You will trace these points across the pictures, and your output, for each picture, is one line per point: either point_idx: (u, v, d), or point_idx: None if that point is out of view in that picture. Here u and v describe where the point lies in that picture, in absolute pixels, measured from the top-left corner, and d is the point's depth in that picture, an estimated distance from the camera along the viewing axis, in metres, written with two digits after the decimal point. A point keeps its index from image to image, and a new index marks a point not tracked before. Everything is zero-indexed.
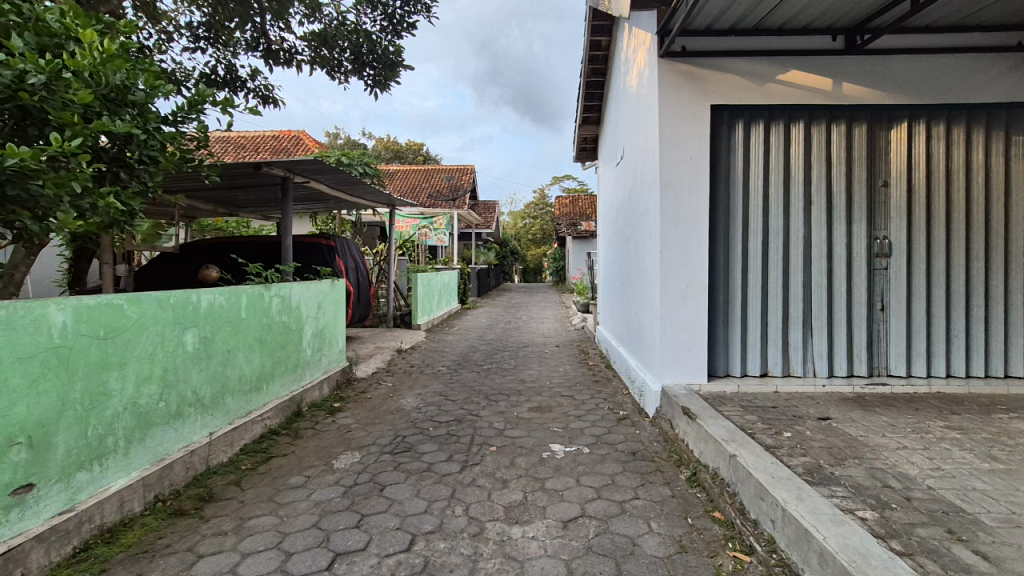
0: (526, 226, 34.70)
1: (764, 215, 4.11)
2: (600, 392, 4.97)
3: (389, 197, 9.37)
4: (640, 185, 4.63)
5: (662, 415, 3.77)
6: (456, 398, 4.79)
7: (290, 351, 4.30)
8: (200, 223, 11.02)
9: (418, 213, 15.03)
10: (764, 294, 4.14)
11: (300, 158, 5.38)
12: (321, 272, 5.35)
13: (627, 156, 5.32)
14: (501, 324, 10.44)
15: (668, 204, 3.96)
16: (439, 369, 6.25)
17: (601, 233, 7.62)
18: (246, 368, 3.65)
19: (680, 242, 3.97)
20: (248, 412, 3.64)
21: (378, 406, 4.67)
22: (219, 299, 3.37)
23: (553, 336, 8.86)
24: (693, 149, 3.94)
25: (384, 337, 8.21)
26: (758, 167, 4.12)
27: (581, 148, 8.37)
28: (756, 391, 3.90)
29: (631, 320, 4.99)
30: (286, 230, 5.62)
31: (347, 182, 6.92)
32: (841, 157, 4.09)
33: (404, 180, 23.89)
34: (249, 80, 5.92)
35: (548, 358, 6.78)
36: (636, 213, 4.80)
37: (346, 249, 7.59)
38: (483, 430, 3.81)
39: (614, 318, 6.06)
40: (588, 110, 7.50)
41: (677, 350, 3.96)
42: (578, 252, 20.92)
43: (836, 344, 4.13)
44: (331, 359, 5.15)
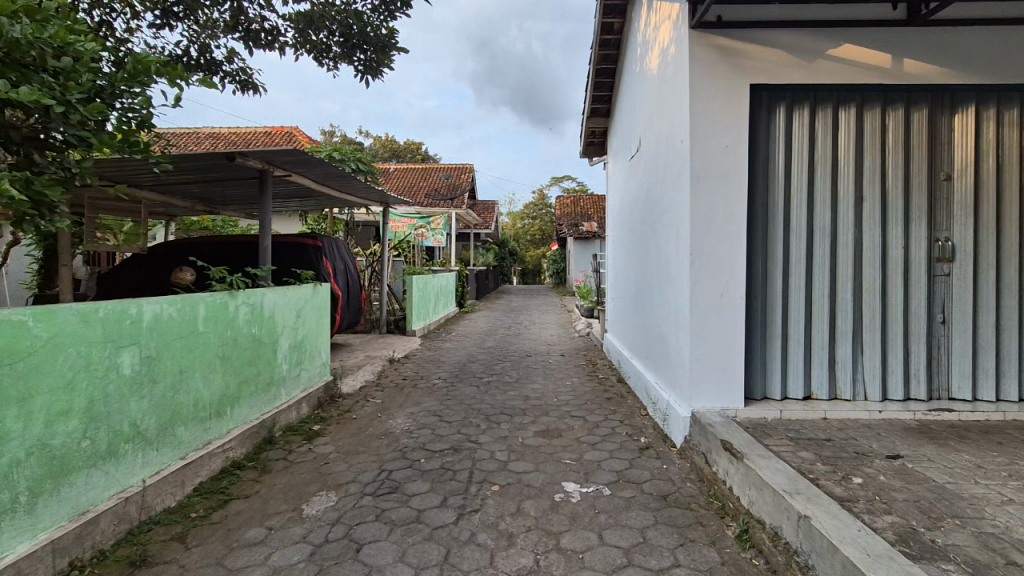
0: (525, 227, 34.17)
1: (808, 212, 3.60)
2: (614, 412, 4.41)
3: (382, 195, 8.80)
4: (662, 179, 4.11)
5: (694, 447, 3.22)
6: (452, 419, 4.24)
7: (261, 367, 3.76)
8: (183, 221, 10.46)
9: (415, 212, 14.49)
10: (808, 304, 3.63)
11: (277, 147, 4.77)
12: (301, 275, 4.78)
13: (644, 148, 4.80)
14: (501, 330, 9.89)
15: (702, 199, 3.42)
16: (434, 382, 5.69)
17: (611, 235, 7.10)
18: (205, 389, 3.10)
19: (714, 243, 3.43)
20: (207, 444, 3.08)
21: (363, 429, 4.10)
22: (171, 309, 2.82)
23: (556, 343, 8.32)
24: (731, 135, 3.42)
25: (376, 345, 7.64)
26: (801, 158, 3.62)
27: (588, 142, 7.83)
28: (803, 419, 3.35)
29: (650, 332, 4.46)
30: (264, 228, 5.06)
31: (333, 177, 6.32)
32: (897, 146, 3.59)
33: (401, 179, 23.35)
34: (225, 63, 5.36)
35: (554, 369, 6.23)
36: (657, 211, 4.28)
37: (335, 250, 7.04)
38: (483, 464, 3.26)
39: (627, 329, 5.55)
40: (597, 101, 6.97)
41: (710, 369, 3.43)
42: (580, 254, 20.39)
43: (891, 363, 3.60)
44: (313, 374, 4.61)
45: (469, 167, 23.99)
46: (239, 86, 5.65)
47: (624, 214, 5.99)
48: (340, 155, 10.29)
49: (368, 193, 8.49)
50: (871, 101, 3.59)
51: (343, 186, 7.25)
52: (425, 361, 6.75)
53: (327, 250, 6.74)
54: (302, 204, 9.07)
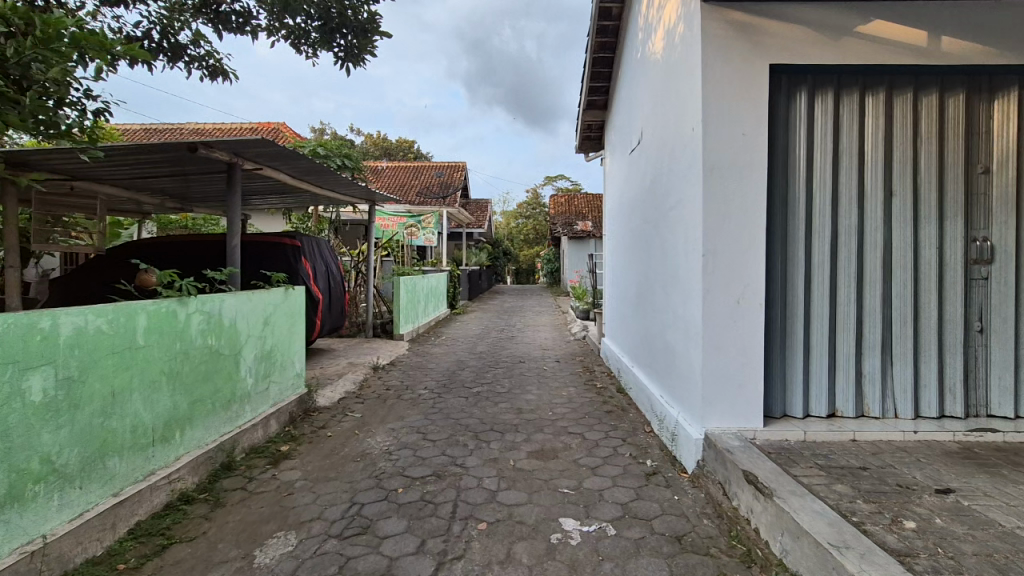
0: (519, 226, 33.76)
1: (832, 209, 3.22)
2: (616, 428, 4.01)
3: (367, 191, 8.37)
4: (668, 172, 3.72)
5: (710, 475, 2.83)
6: (437, 438, 3.82)
7: (220, 382, 3.34)
8: (160, 219, 9.99)
9: (405, 210, 14.05)
10: (832, 311, 3.25)
11: (244, 137, 4.32)
12: (271, 277, 4.36)
13: (647, 140, 4.42)
14: (494, 334, 9.47)
15: (716, 194, 3.04)
16: (419, 392, 5.27)
17: (608, 234, 6.71)
18: (146, 412, 2.68)
19: (729, 243, 3.04)
20: (147, 476, 2.66)
21: (337, 450, 3.69)
22: (98, 322, 2.39)
23: (551, 347, 7.92)
24: (748, 121, 3.03)
25: (360, 351, 7.21)
26: (824, 149, 3.23)
27: (584, 136, 7.43)
28: (831, 442, 2.97)
29: (655, 341, 4.07)
30: (233, 226, 4.66)
31: (310, 172, 5.88)
32: (931, 135, 3.21)
33: (392, 177, 22.91)
34: (192, 47, 4.92)
35: (549, 377, 5.82)
36: (662, 209, 3.90)
37: (317, 250, 6.67)
38: (469, 495, 2.85)
39: (628, 336, 5.17)
40: (593, 93, 6.59)
41: (725, 385, 3.04)
42: (574, 253, 20.00)
43: (924, 376, 3.23)
44: (284, 387, 4.20)
45: (461, 165, 23.55)
46: (209, 73, 5.23)
47: (624, 211, 5.59)
48: (325, 151, 9.84)
49: (352, 189, 8.05)
50: (903, 85, 3.21)
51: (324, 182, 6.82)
52: (412, 368, 6.32)
53: (307, 250, 6.38)
54: (284, 201, 8.62)
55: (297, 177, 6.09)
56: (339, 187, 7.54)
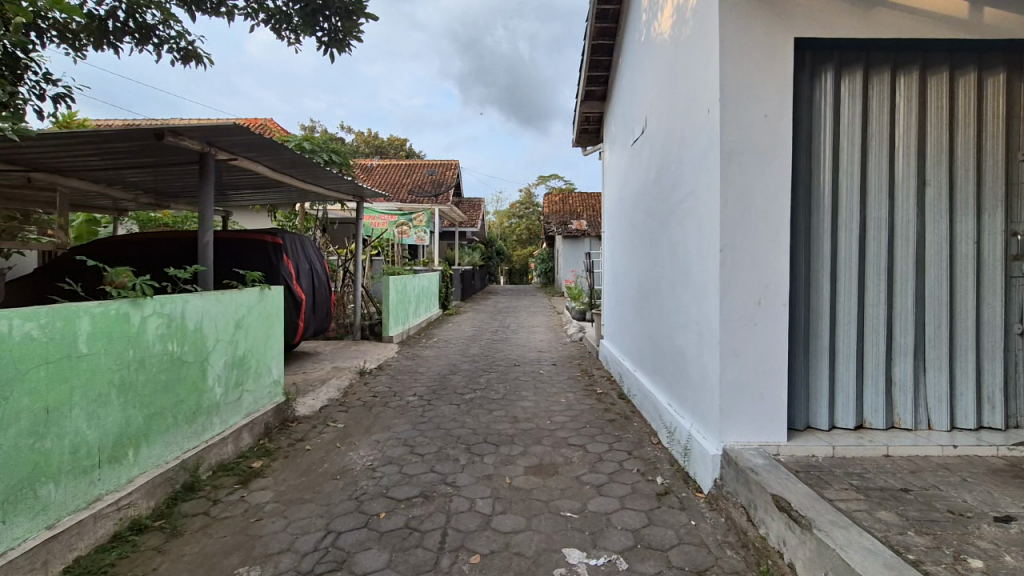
0: (513, 226, 33.44)
1: (860, 200, 2.94)
2: (620, 439, 3.70)
3: (355, 187, 8.03)
4: (677, 161, 3.43)
5: (731, 497, 2.52)
6: (426, 451, 3.50)
7: (183, 392, 3.00)
8: (139, 216, 9.59)
9: (396, 208, 13.71)
10: (861, 311, 2.96)
11: (215, 124, 3.97)
12: (246, 276, 4.02)
13: (652, 130, 4.12)
14: (487, 335, 9.15)
15: (736, 182, 2.73)
16: (408, 399, 4.94)
17: (607, 231, 6.42)
18: (91, 429, 2.34)
19: (750, 237, 2.74)
20: (91, 503, 2.31)
21: (315, 467, 3.35)
22: (28, 327, 2.05)
23: (547, 350, 7.61)
24: (771, 102, 2.73)
25: (347, 354, 6.87)
26: (851, 134, 2.95)
27: (581, 128, 7.13)
28: (863, 458, 2.67)
29: (663, 345, 3.78)
30: (205, 220, 4.33)
31: (292, 164, 5.54)
32: (967, 119, 2.94)
33: (383, 176, 22.52)
34: (161, 25, 4.53)
35: (546, 382, 5.51)
36: (670, 202, 3.60)
37: (301, 247, 6.35)
38: (460, 521, 2.53)
39: (630, 338, 4.89)
40: (591, 83, 6.30)
41: (745, 394, 2.75)
42: (568, 253, 19.70)
43: (960, 384, 2.95)
44: (258, 396, 3.86)
45: (454, 164, 23.22)
46: (183, 61, 4.80)
47: (625, 206, 5.29)
48: (312, 146, 9.50)
49: (339, 185, 7.72)
50: (937, 63, 2.93)
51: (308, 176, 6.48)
52: (401, 373, 5.99)
53: (290, 247, 6.06)
54: (267, 198, 8.26)
55: (278, 170, 5.76)
56: (325, 182, 7.20)
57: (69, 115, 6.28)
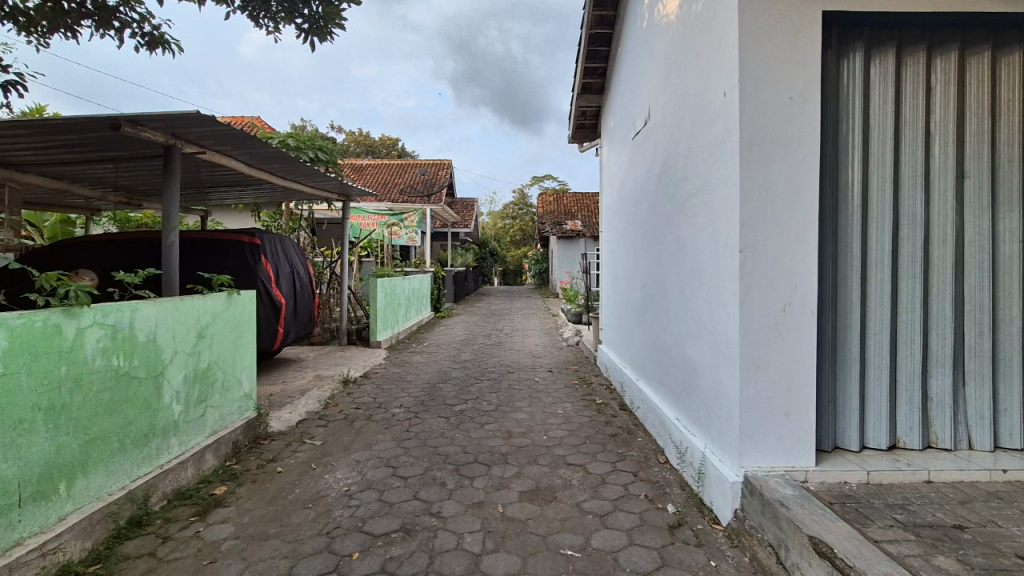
0: (506, 227, 33.14)
1: (893, 194, 2.63)
2: (624, 458, 3.37)
3: (341, 185, 7.67)
4: (687, 152, 3.11)
5: (757, 534, 2.20)
6: (409, 474, 3.16)
7: (132, 413, 2.64)
8: (116, 216, 9.20)
9: (386, 208, 13.35)
10: (893, 317, 2.65)
11: (179, 116, 3.62)
12: (212, 281, 3.67)
13: (656, 120, 3.80)
14: (480, 339, 8.81)
15: (757, 174, 2.42)
16: (394, 411, 4.60)
17: (606, 231, 6.09)
18: (9, 463, 1.98)
19: (773, 235, 2.43)
20: (8, 551, 1.96)
21: (286, 493, 3.01)
22: None
23: (542, 355, 7.28)
24: (797, 83, 2.42)
25: (332, 361, 6.51)
26: (883, 121, 2.64)
27: (578, 123, 6.80)
28: (903, 485, 2.35)
29: (671, 354, 3.46)
30: (170, 219, 3.99)
31: (268, 159, 5.17)
32: (1011, 104, 2.63)
33: (374, 175, 22.16)
34: (122, 6, 4.17)
35: (541, 391, 5.18)
36: (678, 198, 3.29)
37: (282, 248, 6.02)
38: (445, 563, 2.20)
39: (633, 345, 4.57)
40: (589, 75, 5.98)
41: (769, 413, 2.43)
42: (563, 254, 19.38)
43: (1003, 398, 2.65)
44: (224, 412, 3.51)
45: (447, 163, 22.86)
46: (146, 47, 4.35)
47: (625, 204, 4.97)
48: (297, 142, 9.11)
49: (324, 183, 7.35)
50: (978, 41, 2.62)
51: (288, 173, 6.11)
52: (388, 382, 5.63)
53: (270, 249, 5.74)
54: (249, 196, 7.88)
55: (255, 166, 5.39)
56: (308, 180, 6.84)
57: (35, 107, 6.66)
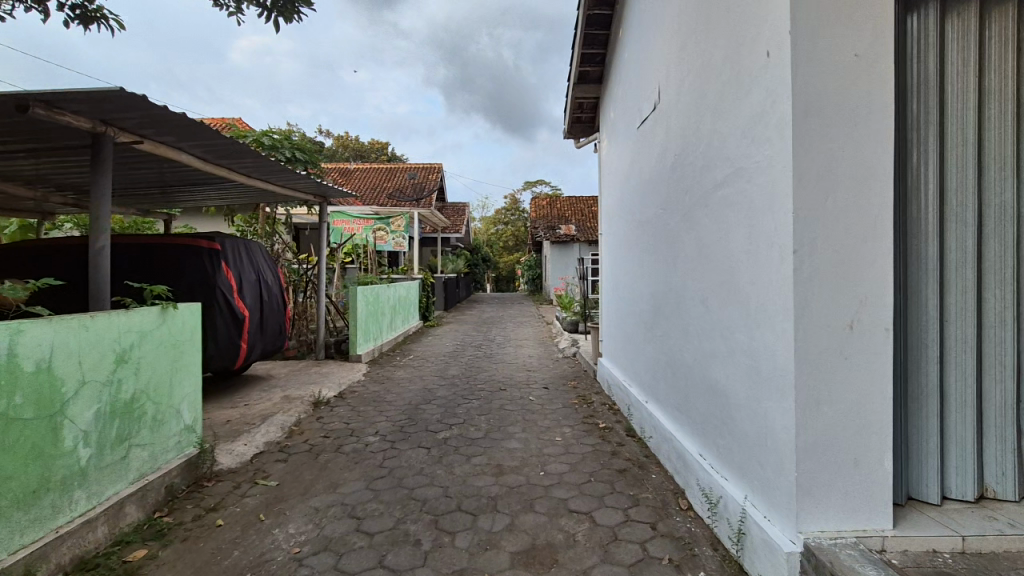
0: (499, 232, 32.61)
1: (980, 178, 2.08)
2: (637, 502, 2.81)
3: (318, 186, 7.08)
4: (713, 134, 2.57)
5: None
6: (376, 529, 2.58)
7: (12, 465, 2.04)
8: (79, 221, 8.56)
9: (372, 212, 12.76)
10: (981, 334, 2.10)
11: (103, 99, 3.05)
12: (143, 293, 3.09)
13: (669, 102, 3.26)
14: (470, 351, 8.22)
15: (816, 151, 1.88)
16: (368, 440, 4.01)
17: (606, 234, 5.55)
18: None
19: (835, 231, 1.88)
20: None
21: (220, 558, 2.42)
22: None
23: (536, 369, 6.72)
24: (863, 36, 1.88)
25: (305, 379, 5.91)
26: (964, 88, 2.10)
27: (574, 117, 6.26)
28: (1014, 555, 1.77)
29: (692, 376, 2.91)
30: (101, 220, 3.42)
31: (227, 154, 4.60)
32: None
33: (362, 179, 21.57)
34: None
35: (537, 412, 4.60)
36: (701, 190, 2.74)
37: (248, 254, 5.45)
38: None
39: (640, 361, 4.03)
40: (586, 63, 5.45)
41: (832, 461, 1.88)
42: (556, 259, 18.86)
43: None
44: (156, 449, 2.91)
45: (437, 167, 22.33)
46: (77, 21, 3.90)
47: (629, 202, 4.43)
48: (273, 141, 8.49)
49: (300, 182, 6.77)
50: None
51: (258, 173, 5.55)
52: (365, 402, 5.04)
53: (233, 255, 5.18)
54: (220, 198, 7.28)
55: (217, 162, 4.82)
56: (282, 180, 6.27)
57: None
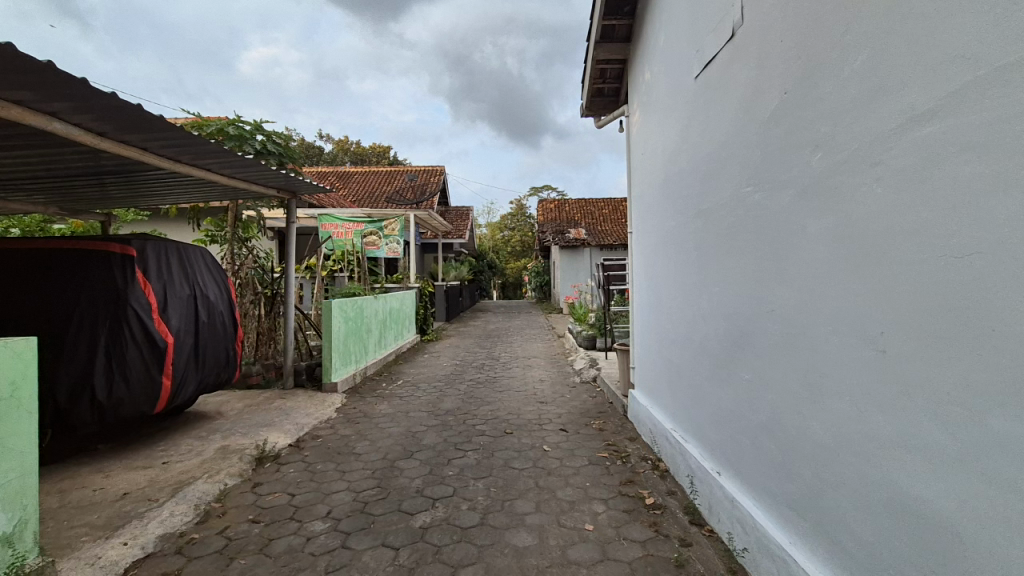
0: (506, 238, 31.47)
1: None
2: None
3: (284, 180, 5.89)
4: (904, 19, 1.35)
5: None
6: None
7: None
8: (20, 225, 7.45)
9: (365, 215, 11.60)
10: None
11: None
12: None
13: (773, 12, 2.02)
14: (470, 375, 6.99)
15: None
16: (312, 526, 2.78)
17: (640, 233, 4.32)
18: None
19: None
20: None
21: None
22: None
23: (549, 400, 5.48)
24: None
25: (260, 419, 4.71)
26: None
27: (594, 88, 5.02)
28: None
29: (834, 467, 1.68)
30: None
31: (133, 130, 3.42)
32: None
33: (360, 183, 20.47)
34: None
35: (554, 476, 3.36)
36: (860, 136, 1.51)
37: (181, 265, 4.28)
38: None
39: (708, 413, 2.79)
40: (612, 13, 4.22)
41: None
42: (566, 265, 17.61)
43: None
44: None
45: (439, 170, 21.19)
46: None
47: (678, 186, 3.20)
48: (240, 130, 7.35)
49: (264, 177, 5.62)
50: None
51: (199, 161, 4.40)
52: (326, 457, 3.82)
53: (156, 265, 4.02)
54: (172, 196, 6.12)
55: (128, 142, 3.68)
56: (238, 174, 5.12)
57: None
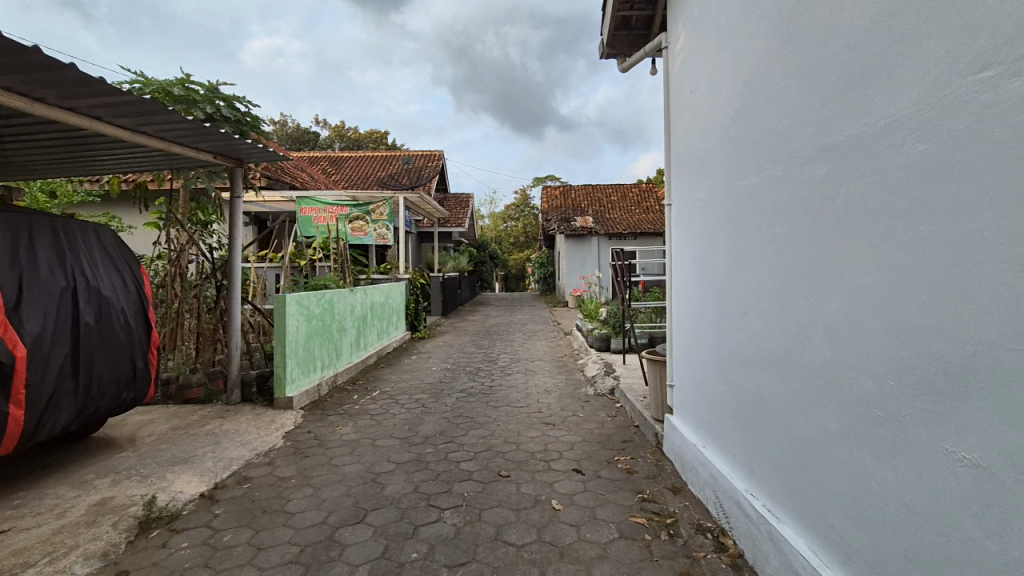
0: (508, 228, 30.29)
1: None
2: None
3: (229, 147, 4.71)
4: None
5: None
6: None
7: None
8: None
9: (350, 197, 10.43)
10: None
11: None
12: None
13: None
14: (461, 383, 5.84)
15: None
16: None
17: (686, 207, 3.13)
18: None
19: None
20: None
21: None
22: None
23: (558, 420, 4.33)
24: None
25: (178, 451, 3.58)
26: None
27: (619, 18, 3.81)
28: None
29: None
30: None
31: None
32: None
33: (353, 167, 19.27)
34: None
35: (569, 565, 2.21)
36: None
37: (57, 248, 3.13)
38: None
39: (836, 493, 1.66)
40: None
41: None
42: (572, 255, 16.42)
43: None
44: None
45: (438, 154, 19.97)
46: None
47: (776, 121, 2.03)
48: (189, 92, 6.15)
49: (203, 142, 4.45)
50: None
51: (93, 112, 3.24)
52: (244, 520, 2.67)
53: (12, 250, 2.87)
54: (97, 167, 4.96)
55: None
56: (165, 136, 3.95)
57: None
